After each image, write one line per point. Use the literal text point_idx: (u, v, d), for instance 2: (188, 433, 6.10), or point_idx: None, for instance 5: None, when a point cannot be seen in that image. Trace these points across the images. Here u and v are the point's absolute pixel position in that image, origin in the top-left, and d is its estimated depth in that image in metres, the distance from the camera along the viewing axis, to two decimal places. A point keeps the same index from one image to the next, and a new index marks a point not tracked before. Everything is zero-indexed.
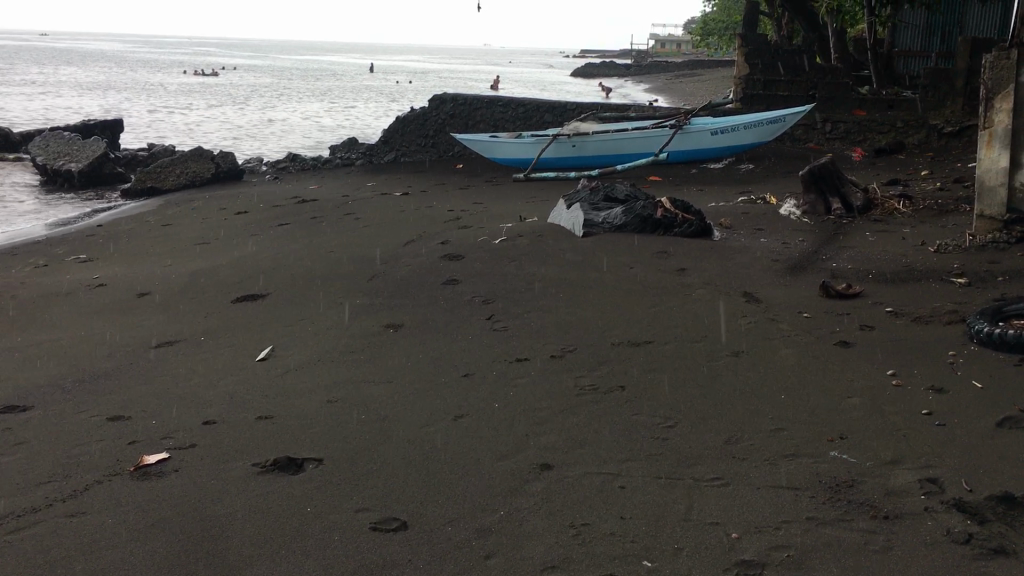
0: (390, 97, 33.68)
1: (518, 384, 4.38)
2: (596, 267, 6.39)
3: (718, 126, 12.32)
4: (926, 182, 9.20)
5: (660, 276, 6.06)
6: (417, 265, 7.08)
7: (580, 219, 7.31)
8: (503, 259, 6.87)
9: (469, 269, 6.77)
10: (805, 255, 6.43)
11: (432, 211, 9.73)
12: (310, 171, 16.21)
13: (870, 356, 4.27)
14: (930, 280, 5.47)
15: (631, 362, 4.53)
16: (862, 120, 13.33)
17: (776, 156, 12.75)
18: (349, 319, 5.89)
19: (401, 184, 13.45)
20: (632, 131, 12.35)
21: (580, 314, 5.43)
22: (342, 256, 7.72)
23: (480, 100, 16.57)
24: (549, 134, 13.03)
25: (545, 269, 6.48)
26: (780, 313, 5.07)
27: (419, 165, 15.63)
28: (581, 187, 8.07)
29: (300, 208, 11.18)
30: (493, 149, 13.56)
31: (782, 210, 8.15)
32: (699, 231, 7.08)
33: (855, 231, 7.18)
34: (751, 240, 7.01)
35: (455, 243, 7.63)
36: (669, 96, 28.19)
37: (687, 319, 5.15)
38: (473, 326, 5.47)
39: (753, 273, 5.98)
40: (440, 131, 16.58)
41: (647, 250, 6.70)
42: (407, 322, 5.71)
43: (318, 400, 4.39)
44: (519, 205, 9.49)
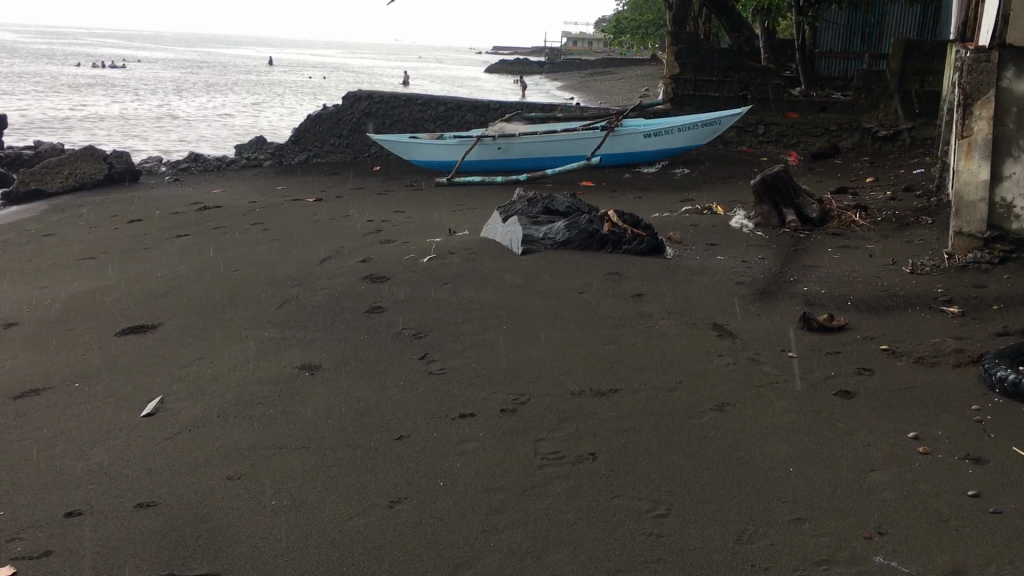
0: (299, 92, 32.37)
1: (465, 451, 3.60)
2: (540, 293, 5.65)
3: (651, 129, 11.73)
4: (875, 191, 8.73)
5: (614, 304, 5.36)
6: (335, 289, 6.23)
7: (519, 235, 6.57)
8: (433, 283, 6.08)
9: (395, 294, 5.96)
10: (770, 276, 5.82)
11: (350, 222, 8.85)
12: (215, 172, 15.07)
13: (881, 410, 3.62)
14: (918, 309, 4.90)
15: (598, 420, 3.80)
16: (795, 122, 12.92)
17: (711, 160, 12.24)
18: (256, 358, 5.02)
19: (314, 188, 12.50)
20: (561, 132, 11.69)
21: (529, 355, 4.68)
22: (248, 277, 6.81)
23: (398, 99, 15.57)
24: (473, 135, 12.28)
25: (483, 295, 5.72)
26: (760, 351, 4.41)
27: (333, 168, 14.65)
28: (518, 197, 7.32)
29: (202, 216, 10.17)
30: (413, 151, 12.74)
31: (733, 223, 7.56)
32: (651, 248, 6.39)
33: (816, 248, 6.61)
34: (706, 258, 6.37)
35: (378, 261, 6.79)
36: (585, 94, 27.67)
37: (655, 359, 4.45)
38: (403, 368, 4.66)
39: (718, 300, 5.32)
40: (356, 130, 15.65)
41: (595, 271, 5.99)
42: (326, 362, 4.87)
43: (216, 475, 3.53)
44: (445, 216, 8.70)
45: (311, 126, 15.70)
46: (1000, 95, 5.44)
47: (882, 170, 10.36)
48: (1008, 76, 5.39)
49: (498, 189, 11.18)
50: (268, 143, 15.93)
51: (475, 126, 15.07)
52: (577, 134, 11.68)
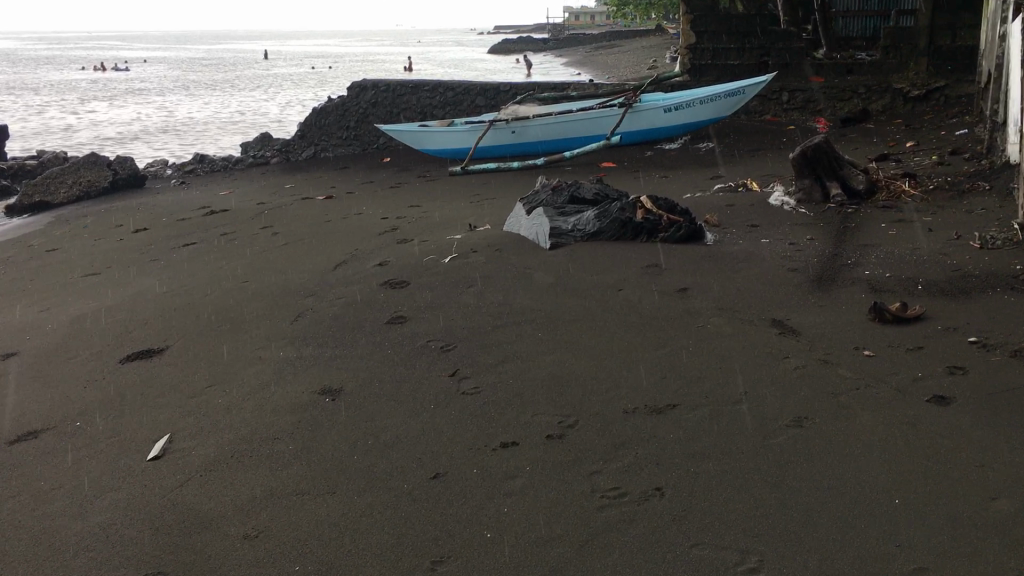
0: (300, 82, 31.90)
1: (512, 489, 3.15)
2: (575, 293, 5.19)
3: (672, 103, 11.19)
4: (918, 157, 8.20)
5: (657, 302, 4.88)
6: (352, 298, 5.79)
7: (546, 228, 6.11)
8: (458, 286, 5.63)
9: (417, 302, 5.51)
10: (824, 259, 5.32)
11: (363, 221, 8.40)
12: (220, 173, 14.64)
13: (987, 421, 3.14)
14: (999, 290, 4.40)
15: (660, 444, 3.34)
16: (821, 87, 12.33)
17: (735, 133, 11.70)
18: (271, 384, 4.60)
19: (324, 185, 12.06)
20: (577, 112, 11.18)
21: (571, 366, 4.22)
22: (259, 289, 6.38)
23: (405, 86, 15.13)
24: (486, 120, 11.80)
25: (511, 298, 5.26)
26: (831, 351, 3.93)
27: (341, 162, 14.18)
28: (540, 186, 6.84)
29: (209, 222, 9.75)
30: (423, 140, 12.26)
31: (771, 200, 7.05)
32: (689, 235, 5.91)
33: (867, 224, 6.10)
34: (750, 242, 5.88)
35: (395, 264, 6.34)
36: (594, 68, 27.04)
37: (712, 365, 3.99)
38: (432, 389, 4.21)
39: (772, 291, 4.83)
40: (362, 122, 15.16)
41: (632, 265, 5.52)
42: (347, 385, 4.44)
43: (230, 535, 3.10)
44: (463, 209, 8.23)
45: (316, 120, 15.25)
46: None
47: (921, 133, 9.81)
48: None
49: (516, 176, 10.69)
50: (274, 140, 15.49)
51: (486, 110, 14.56)
52: (594, 113, 11.16)
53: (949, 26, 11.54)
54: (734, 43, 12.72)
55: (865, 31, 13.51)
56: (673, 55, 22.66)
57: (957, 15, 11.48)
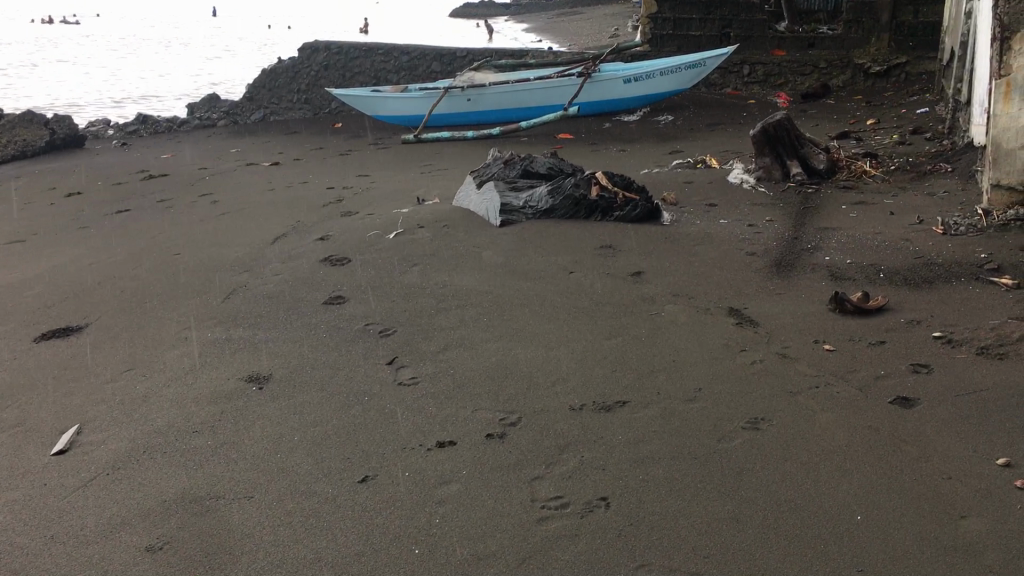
0: (253, 39, 31.02)
1: (446, 496, 2.90)
2: (523, 275, 4.93)
3: (631, 74, 10.86)
4: (880, 136, 8.02)
5: (609, 286, 4.64)
6: (289, 275, 5.48)
7: (497, 204, 5.84)
8: (402, 264, 5.34)
9: (357, 280, 5.21)
10: (783, 243, 5.12)
11: (308, 190, 8.03)
12: (165, 135, 14.10)
13: (954, 426, 2.94)
14: (964, 280, 4.22)
15: (607, 446, 3.11)
16: (783, 61, 12.12)
17: (695, 106, 11.47)
18: (195, 369, 4.29)
19: (271, 150, 11.64)
20: (534, 81, 10.84)
21: (517, 356, 3.97)
22: (192, 262, 6.03)
23: (358, 49, 14.67)
24: (440, 87, 11.43)
25: (457, 279, 4.99)
26: (791, 344, 3.73)
27: (291, 127, 13.71)
28: (492, 158, 6.54)
29: (147, 187, 9.31)
30: (376, 106, 11.87)
31: (730, 177, 6.84)
32: (645, 214, 5.66)
33: (828, 206, 5.91)
34: (708, 223, 5.66)
35: (337, 239, 6.02)
36: (554, 33, 26.63)
37: (665, 358, 3.76)
38: (368, 378, 3.94)
39: (730, 277, 4.61)
40: (314, 85, 14.70)
41: (584, 245, 5.27)
42: (276, 372, 4.14)
43: (132, 547, 2.81)
44: (413, 180, 7.92)
45: (266, 81, 14.81)
46: None
47: (882, 111, 9.65)
48: None
49: (470, 146, 10.37)
50: (221, 101, 14.94)
51: (442, 75, 14.17)
52: (551, 82, 10.83)
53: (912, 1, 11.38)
54: (696, 14, 12.43)
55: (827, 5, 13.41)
56: (634, 24, 22.31)
57: None
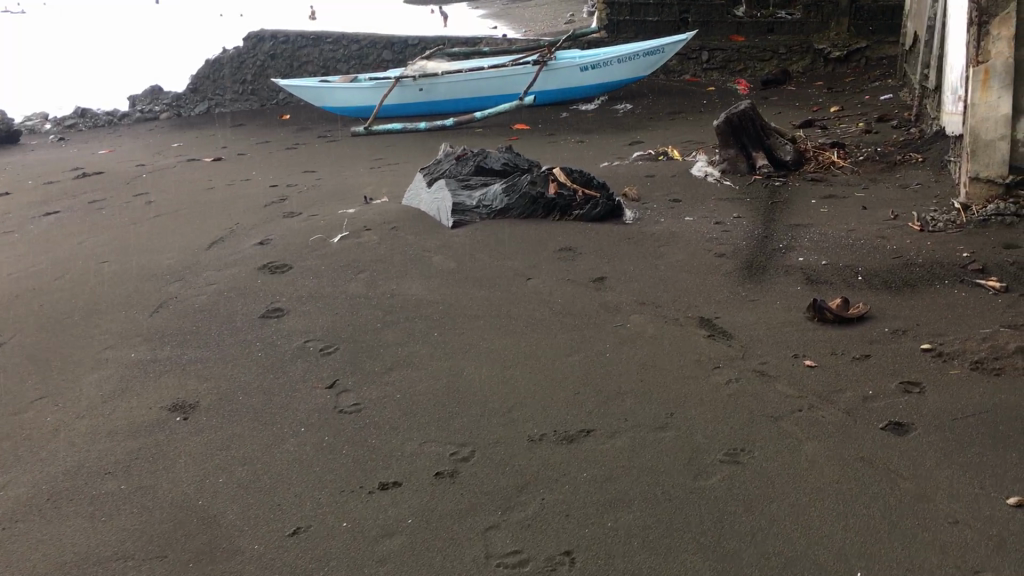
0: (198, 25, 30.10)
1: (389, 553, 2.54)
2: (477, 282, 4.57)
3: (588, 61, 10.49)
4: (845, 124, 7.78)
5: (570, 294, 4.30)
6: (225, 284, 5.06)
7: (448, 203, 5.47)
8: (346, 272, 4.95)
9: (298, 290, 4.81)
10: (753, 242, 4.82)
11: (250, 189, 7.58)
12: (103, 129, 13.47)
13: (954, 458, 2.65)
14: (947, 282, 3.95)
15: (570, 486, 2.76)
16: (742, 46, 11.87)
17: (654, 93, 11.16)
18: (114, 396, 3.87)
19: (215, 144, 11.13)
20: (488, 69, 10.43)
21: (470, 376, 3.61)
22: (119, 270, 5.58)
23: (304, 37, 14.05)
24: (391, 76, 11.00)
25: (405, 288, 4.62)
26: (769, 359, 3.41)
27: (236, 119, 13.16)
28: (443, 154, 6.15)
29: (79, 186, 8.78)
30: (324, 97, 11.41)
31: (694, 170, 6.53)
32: (607, 212, 5.33)
33: (797, 201, 5.62)
34: (673, 221, 5.34)
35: (278, 243, 5.60)
36: (509, 18, 26.17)
37: (632, 377, 3.42)
38: (305, 406, 3.56)
39: (699, 282, 4.29)
40: (260, 75, 14.19)
41: (543, 248, 4.92)
42: (204, 399, 3.74)
43: None
44: (361, 177, 7.51)
45: (210, 72, 14.28)
46: None
47: (844, 97, 9.43)
48: None
49: (422, 138, 9.96)
50: (164, 93, 14.31)
51: (394, 65, 13.57)
52: (506, 70, 10.43)
53: None
54: None
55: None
56: (589, 10, 21.98)
57: None
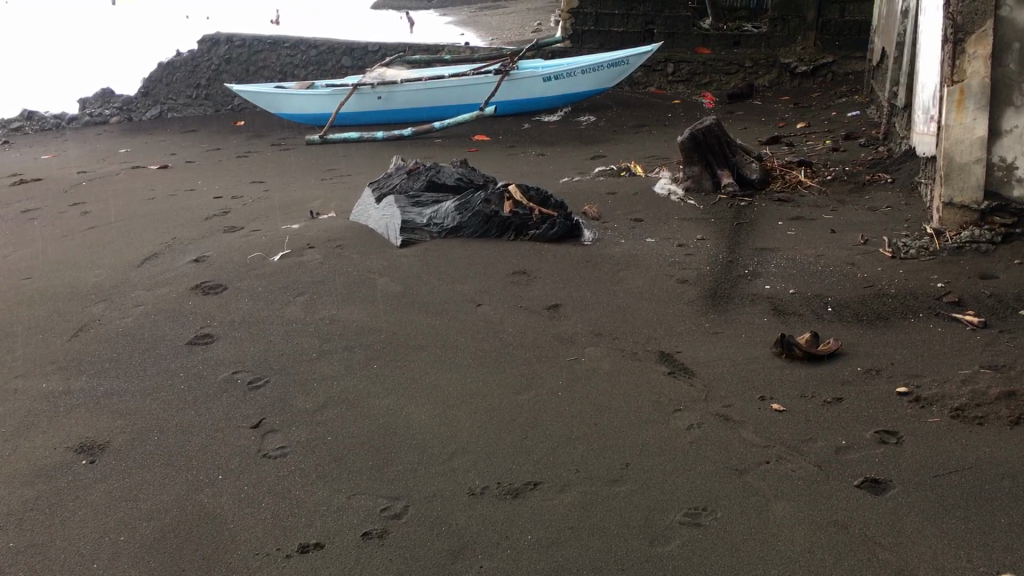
0: (158, 26, 29.51)
1: None
2: (424, 308, 4.26)
3: (552, 71, 10.23)
4: (812, 141, 7.58)
5: (523, 323, 4.01)
6: (153, 306, 4.70)
7: (397, 220, 5.16)
8: (284, 294, 4.62)
9: (231, 314, 4.47)
10: (718, 267, 4.56)
11: (194, 200, 7.21)
12: (50, 132, 12.97)
13: (936, 523, 2.39)
14: (921, 316, 3.72)
15: (512, 552, 2.46)
16: (707, 59, 11.69)
17: (618, 105, 10.93)
18: (15, 433, 3.50)
19: (164, 151, 10.70)
20: (448, 78, 10.14)
21: (409, 416, 3.30)
22: (42, 288, 5.19)
23: (262, 41, 13.61)
24: (348, 83, 10.66)
25: (347, 313, 4.30)
26: (735, 402, 3.14)
27: (189, 124, 12.74)
28: (394, 168, 5.84)
29: (15, 194, 8.35)
30: (279, 103, 11.04)
31: (657, 188, 6.28)
32: (564, 232, 5.06)
33: (763, 223, 5.39)
34: (634, 243, 5.07)
35: (214, 261, 5.25)
36: (473, 25, 25.88)
37: (585, 421, 3.13)
38: (227, 448, 3.23)
39: (659, 311, 4.02)
40: (214, 79, 13.77)
41: (496, 271, 4.63)
42: (116, 438, 3.39)
43: None
44: (311, 189, 7.17)
45: (163, 75, 13.81)
46: (998, 26, 4.21)
47: (811, 113, 9.26)
48: (1008, 2, 4.16)
49: (379, 148, 9.64)
50: (114, 96, 13.82)
51: (353, 72, 13.20)
52: (466, 80, 10.14)
53: None
54: (618, 9, 11.89)
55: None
56: (554, 19, 21.79)
57: None
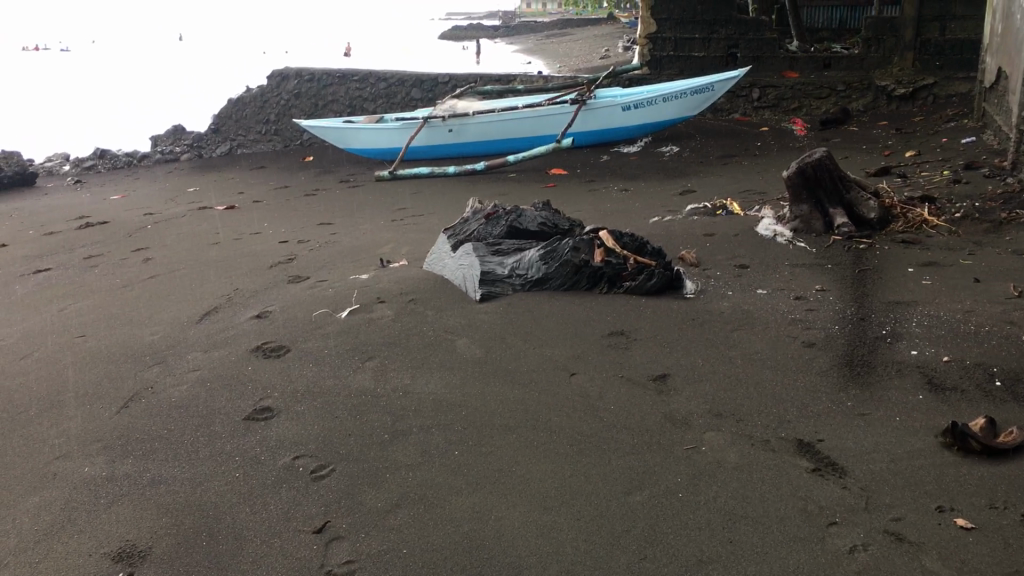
0: (231, 62, 29.87)
1: None
2: (511, 378, 3.72)
3: (631, 100, 9.69)
4: (927, 172, 6.90)
5: (626, 397, 3.44)
6: (210, 372, 4.25)
7: (476, 271, 4.65)
8: (354, 358, 4.14)
9: (294, 383, 3.99)
10: (848, 326, 3.94)
11: (259, 244, 6.83)
12: (120, 171, 12.85)
13: None
14: None
15: None
16: (796, 83, 11.03)
17: (702, 134, 10.33)
18: (47, 533, 3.04)
19: (232, 190, 10.43)
20: (523, 109, 9.68)
21: (500, 523, 2.75)
22: (95, 348, 4.79)
23: (330, 75, 13.38)
24: (419, 116, 10.29)
25: (423, 383, 3.79)
26: (906, 515, 2.52)
27: (257, 161, 12.51)
28: (470, 211, 5.33)
29: (79, 237, 8.08)
30: (348, 138, 10.71)
31: (760, 228, 5.67)
32: (664, 284, 4.49)
33: (890, 270, 4.74)
34: (744, 296, 4.48)
35: (278, 317, 4.80)
36: (541, 53, 25.47)
37: (717, 536, 2.54)
38: (285, 561, 2.71)
39: (788, 383, 3.42)
40: (283, 115, 13.54)
41: (590, 331, 4.08)
42: (158, 543, 2.90)
43: None
44: (381, 232, 6.73)
45: (233, 111, 13.68)
46: None
47: (916, 140, 8.56)
48: None
49: (452, 184, 9.20)
50: (185, 133, 13.70)
51: (422, 104, 12.86)
52: (541, 111, 9.67)
53: (937, 16, 10.37)
54: (698, 33, 11.30)
55: (832, 22, 12.61)
56: (624, 47, 21.34)
57: (947, 4, 10.30)
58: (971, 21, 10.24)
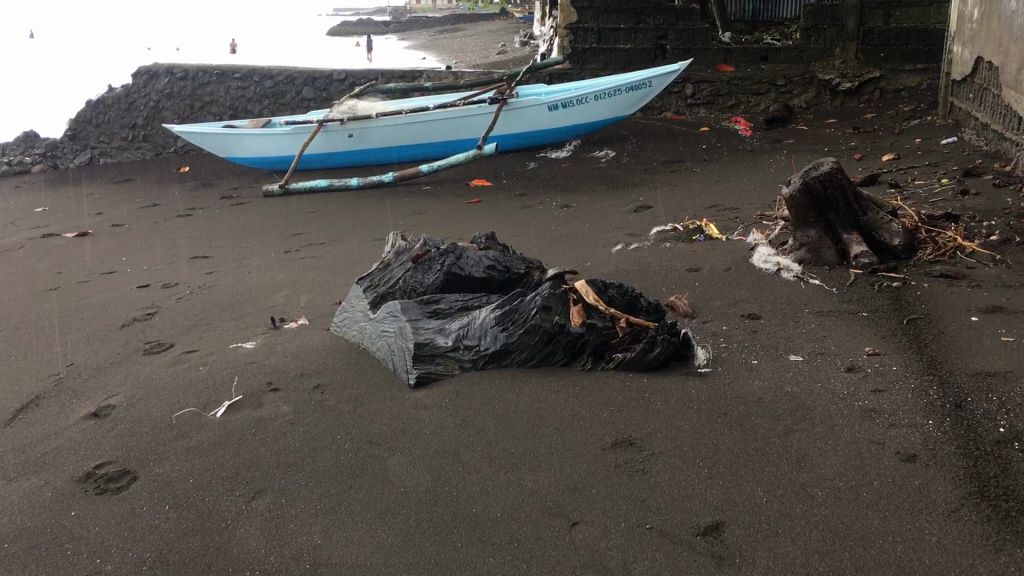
0: (100, 61, 27.54)
1: None
2: (479, 533, 2.43)
3: (559, 98, 8.49)
4: (919, 180, 5.91)
5: (668, 570, 2.19)
6: (10, 521, 2.80)
7: (407, 343, 3.35)
8: (233, 495, 2.76)
9: (139, 544, 2.58)
10: (945, 417, 2.79)
11: (113, 290, 5.31)
12: None
13: None
14: None
15: None
16: (733, 77, 10.02)
17: (636, 136, 9.21)
18: None
19: (90, 210, 8.74)
20: (436, 110, 8.39)
21: None
22: None
23: (208, 72, 11.74)
24: (314, 119, 8.87)
25: (342, 547, 2.44)
26: None
27: (124, 173, 10.79)
28: (392, 252, 4.01)
29: None
30: (230, 146, 9.18)
31: (758, 261, 4.51)
32: (669, 354, 3.28)
33: (949, 319, 3.65)
34: (777, 367, 3.30)
35: (123, 419, 3.36)
36: (436, 48, 24.01)
37: None
38: None
39: (912, 538, 2.22)
40: (153, 118, 11.81)
41: (584, 438, 2.82)
42: None
43: None
44: (273, 271, 5.32)
45: (92, 114, 11.79)
46: None
47: (883, 141, 7.62)
48: None
49: (357, 200, 7.82)
50: (37, 138, 11.75)
51: (315, 105, 11.36)
52: (457, 111, 8.38)
53: (882, 3, 9.45)
54: (623, 23, 10.16)
55: (745, 14, 11.66)
56: (522, 40, 20.29)
57: None
58: (916, 8, 9.36)
